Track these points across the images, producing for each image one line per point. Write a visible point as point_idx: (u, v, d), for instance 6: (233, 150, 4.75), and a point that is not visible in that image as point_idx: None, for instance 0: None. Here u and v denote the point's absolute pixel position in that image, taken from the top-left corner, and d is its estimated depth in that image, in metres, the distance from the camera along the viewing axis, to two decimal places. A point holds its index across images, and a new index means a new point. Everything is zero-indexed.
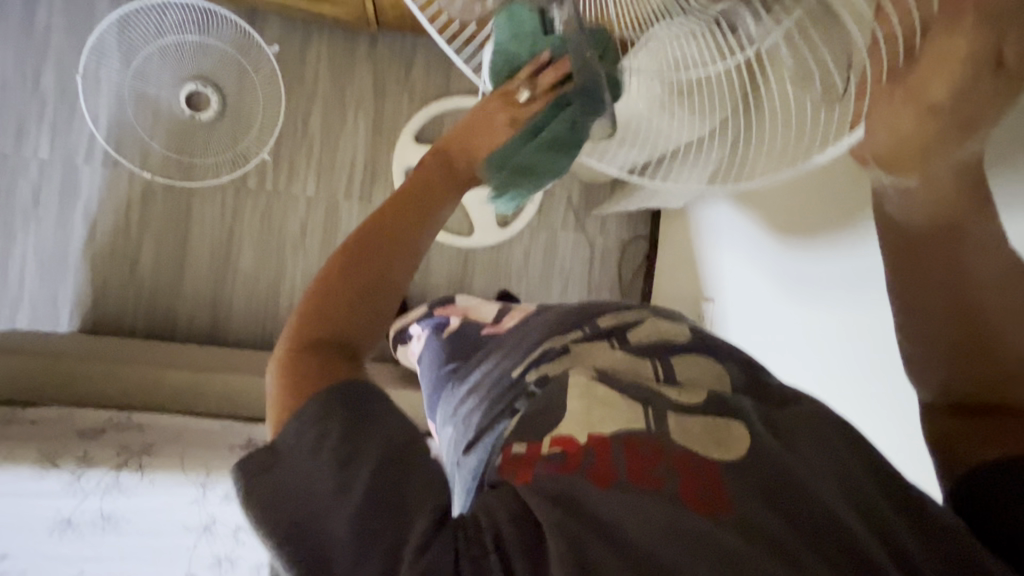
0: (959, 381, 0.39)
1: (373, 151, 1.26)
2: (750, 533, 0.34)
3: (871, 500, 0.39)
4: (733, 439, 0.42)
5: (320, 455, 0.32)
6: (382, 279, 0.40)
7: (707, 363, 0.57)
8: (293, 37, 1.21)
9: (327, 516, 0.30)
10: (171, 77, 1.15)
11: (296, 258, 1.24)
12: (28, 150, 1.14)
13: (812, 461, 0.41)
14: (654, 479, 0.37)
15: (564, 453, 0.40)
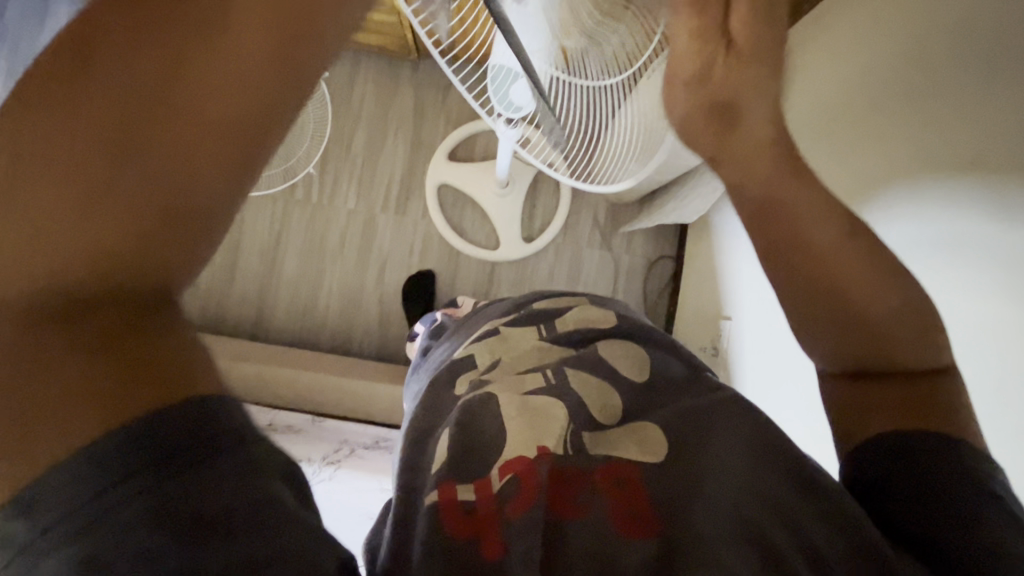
0: (838, 341, 0.47)
1: (409, 169, 1.35)
2: (680, 534, 0.40)
3: (784, 503, 0.42)
4: (650, 444, 0.47)
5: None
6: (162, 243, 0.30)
7: (632, 348, 0.62)
8: (344, 64, 1.34)
9: None
10: None
11: (334, 265, 1.33)
12: None
13: (724, 452, 0.46)
14: (580, 505, 0.43)
15: (518, 479, 0.44)
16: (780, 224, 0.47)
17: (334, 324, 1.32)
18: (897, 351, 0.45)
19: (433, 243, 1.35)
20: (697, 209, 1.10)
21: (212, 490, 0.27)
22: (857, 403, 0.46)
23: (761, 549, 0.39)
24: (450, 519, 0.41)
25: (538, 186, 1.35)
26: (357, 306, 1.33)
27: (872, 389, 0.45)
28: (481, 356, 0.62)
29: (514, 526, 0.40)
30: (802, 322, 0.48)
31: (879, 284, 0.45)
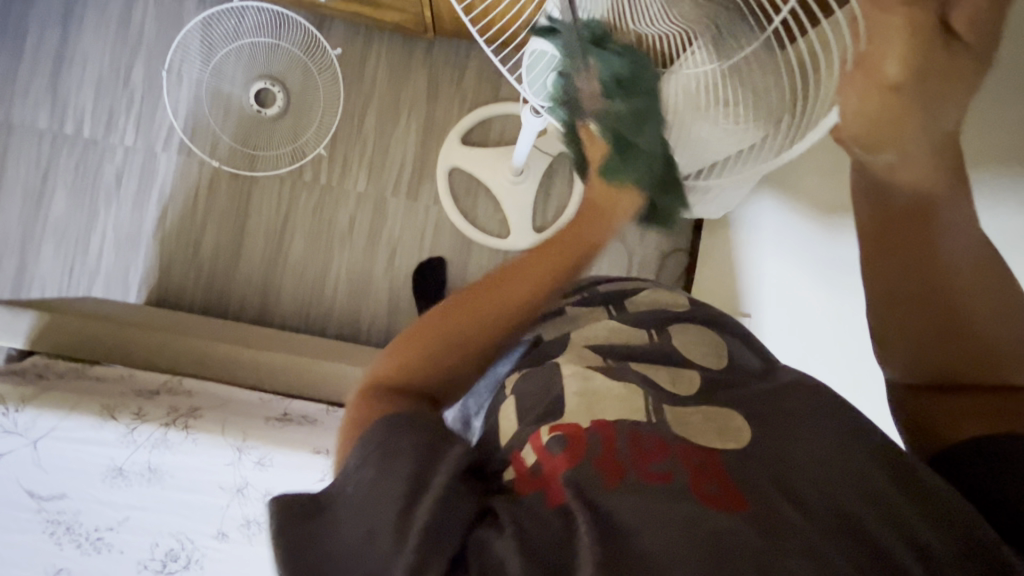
0: (936, 354, 0.48)
1: (422, 152, 1.31)
2: (771, 522, 0.38)
3: (888, 499, 0.41)
4: (733, 431, 0.46)
5: (360, 478, 0.40)
6: (458, 369, 0.52)
7: (702, 333, 0.64)
8: (355, 42, 1.30)
9: (347, 515, 0.38)
10: (244, 76, 1.26)
11: (342, 250, 1.30)
12: (116, 138, 1.25)
13: (815, 443, 0.45)
14: (664, 470, 0.42)
15: (568, 437, 0.44)
16: (908, 226, 0.46)
17: (341, 309, 1.30)
18: (1002, 369, 0.45)
19: (445, 229, 1.32)
20: (725, 206, 1.08)
21: (416, 433, 0.41)
22: (949, 410, 0.48)
23: (868, 544, 0.38)
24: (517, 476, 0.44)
25: (554, 174, 1.33)
26: (366, 292, 1.30)
27: (970, 398, 0.47)
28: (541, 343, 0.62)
29: (583, 482, 0.41)
30: (897, 328, 0.50)
31: (1000, 301, 0.45)
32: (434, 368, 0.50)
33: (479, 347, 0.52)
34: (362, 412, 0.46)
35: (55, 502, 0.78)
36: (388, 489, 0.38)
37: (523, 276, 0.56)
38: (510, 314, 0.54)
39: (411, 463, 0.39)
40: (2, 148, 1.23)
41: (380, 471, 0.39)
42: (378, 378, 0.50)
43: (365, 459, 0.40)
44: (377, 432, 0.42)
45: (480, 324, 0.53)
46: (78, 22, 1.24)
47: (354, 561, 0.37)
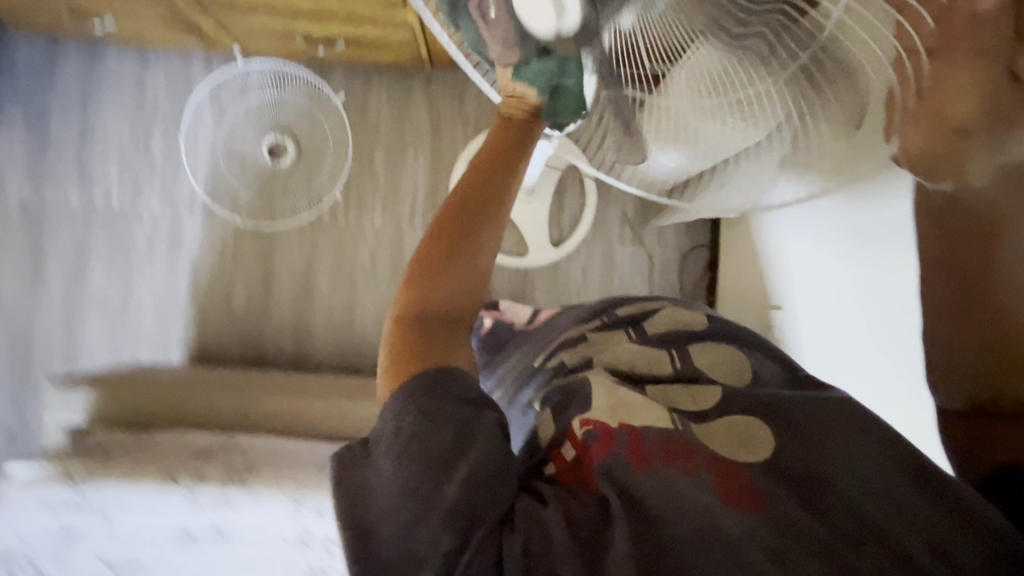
0: (977, 380, 0.49)
1: (433, 182, 1.34)
2: (789, 526, 0.40)
3: (909, 500, 0.42)
4: (757, 438, 0.46)
5: (402, 444, 0.40)
6: (464, 272, 0.47)
7: (728, 350, 0.62)
8: (356, 84, 1.33)
9: (394, 484, 0.39)
10: (256, 131, 1.31)
11: (367, 286, 1.32)
12: (142, 206, 1.31)
13: (842, 443, 0.45)
14: (688, 468, 0.43)
15: (598, 430, 0.45)
16: (961, 247, 0.47)
17: (373, 345, 1.32)
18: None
19: None
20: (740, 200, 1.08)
21: (451, 388, 0.42)
22: (983, 435, 0.48)
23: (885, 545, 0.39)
24: (558, 470, 0.46)
25: (564, 187, 1.34)
26: None
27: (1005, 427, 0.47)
28: (552, 376, 0.62)
29: (611, 478, 0.42)
30: (946, 350, 0.50)
31: None
32: (444, 282, 0.47)
33: (480, 246, 0.48)
34: (393, 363, 0.44)
35: (129, 569, 0.81)
36: (431, 457, 0.39)
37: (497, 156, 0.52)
38: (497, 195, 0.50)
39: (458, 440, 0.40)
40: (38, 228, 1.29)
41: (418, 439, 0.40)
42: (397, 314, 0.46)
43: (405, 419, 0.41)
44: (419, 386, 0.42)
45: (467, 215, 0.48)
46: (96, 102, 1.31)
47: (411, 523, 0.38)
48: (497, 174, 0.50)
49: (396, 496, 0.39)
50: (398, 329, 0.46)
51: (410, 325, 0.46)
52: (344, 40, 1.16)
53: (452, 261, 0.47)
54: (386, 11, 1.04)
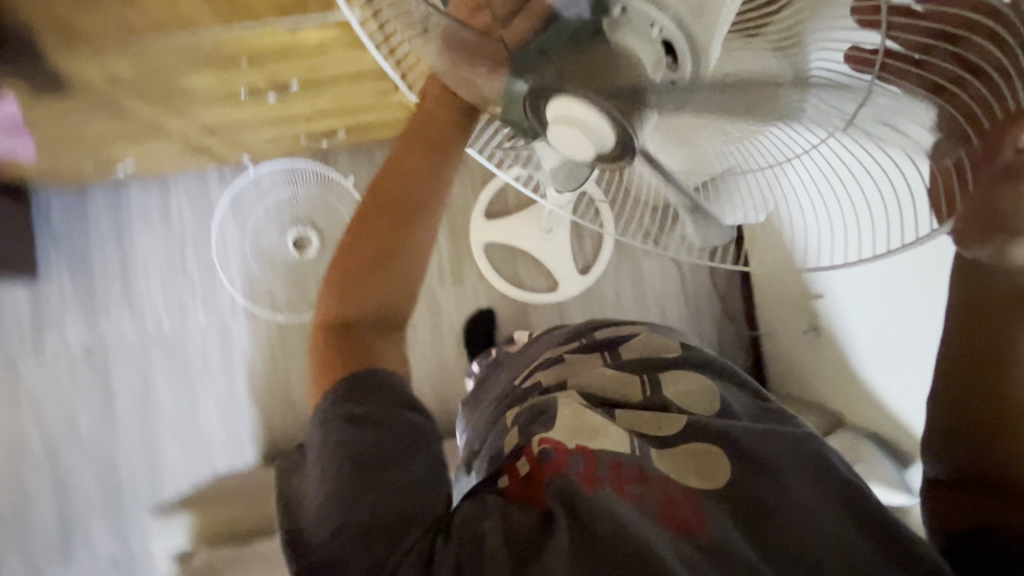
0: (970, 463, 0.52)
1: (453, 239, 1.37)
2: (722, 548, 0.48)
3: (835, 511, 0.52)
4: (713, 469, 0.54)
5: (325, 458, 0.51)
6: (372, 282, 0.59)
7: (698, 381, 0.68)
8: (362, 163, 1.38)
9: (322, 486, 0.50)
10: (279, 231, 1.37)
11: (413, 352, 1.36)
12: (191, 322, 1.37)
13: (785, 473, 0.54)
14: (637, 494, 0.51)
15: (554, 450, 0.54)
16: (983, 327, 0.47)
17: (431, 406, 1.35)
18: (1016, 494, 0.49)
19: (498, 301, 1.37)
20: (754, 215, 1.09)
21: (378, 413, 0.53)
22: (959, 511, 0.53)
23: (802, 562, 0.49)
24: (507, 483, 0.54)
25: None
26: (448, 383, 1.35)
27: (986, 509, 0.51)
28: (536, 389, 0.71)
29: (558, 492, 0.50)
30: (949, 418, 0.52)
31: None
32: (356, 291, 0.59)
33: (395, 268, 0.60)
34: (323, 362, 0.57)
35: None
36: (354, 472, 0.50)
37: (395, 171, 0.61)
38: (397, 220, 0.60)
39: (391, 471, 0.50)
40: (104, 365, 1.36)
41: (342, 458, 0.50)
42: (325, 315, 0.60)
43: (326, 437, 0.52)
44: (347, 390, 0.54)
45: (372, 234, 0.60)
46: (129, 235, 1.38)
47: (328, 518, 0.48)
48: (403, 195, 0.60)
49: (319, 485, 0.51)
50: (324, 327, 0.59)
51: (331, 328, 0.59)
52: (343, 129, 1.21)
53: (367, 270, 0.59)
54: (381, 99, 1.09)
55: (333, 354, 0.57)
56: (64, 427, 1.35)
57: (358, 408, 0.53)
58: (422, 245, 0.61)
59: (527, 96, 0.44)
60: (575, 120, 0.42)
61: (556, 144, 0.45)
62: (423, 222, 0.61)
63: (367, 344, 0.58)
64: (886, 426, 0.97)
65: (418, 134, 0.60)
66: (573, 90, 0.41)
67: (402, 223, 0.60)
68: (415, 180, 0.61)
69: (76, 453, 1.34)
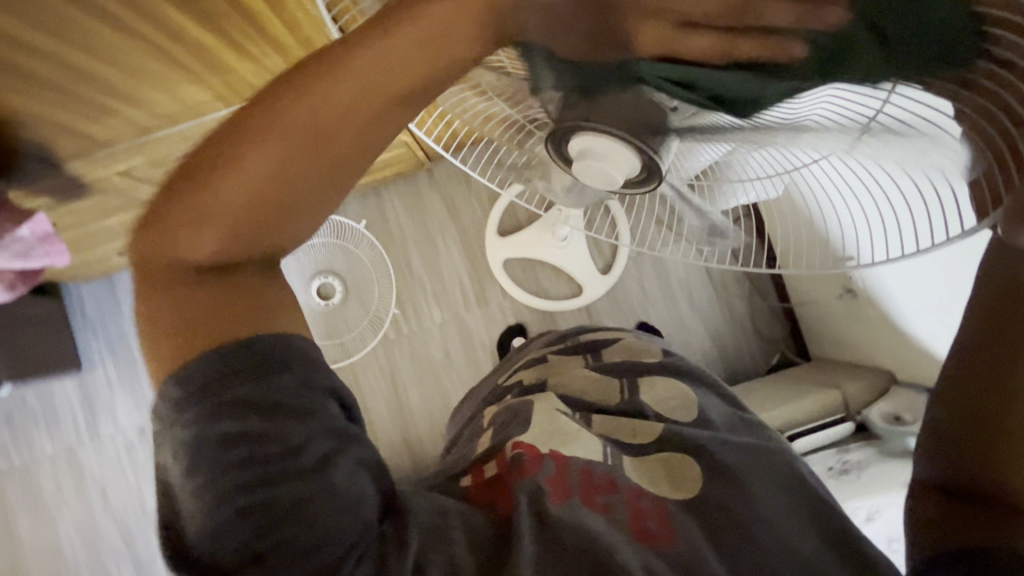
0: (965, 466, 0.49)
1: (471, 262, 1.39)
2: (688, 557, 0.47)
3: (791, 510, 0.53)
4: (686, 478, 0.55)
5: (214, 449, 0.38)
6: (255, 228, 0.43)
7: (674, 385, 0.70)
8: (370, 205, 1.40)
9: (208, 471, 0.38)
10: (301, 282, 1.36)
11: (452, 378, 1.38)
12: None
13: (753, 475, 0.56)
14: (606, 503, 0.50)
15: (528, 455, 0.53)
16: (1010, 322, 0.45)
17: None
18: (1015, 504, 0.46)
19: (525, 315, 1.38)
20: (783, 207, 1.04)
21: (300, 422, 0.39)
22: (952, 517, 0.50)
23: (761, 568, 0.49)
24: (473, 486, 0.53)
25: None
26: None
27: (986, 519, 0.48)
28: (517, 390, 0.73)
29: (523, 493, 0.48)
30: (950, 418, 0.50)
31: None
32: (231, 236, 0.43)
33: (290, 223, 0.44)
34: (178, 315, 0.41)
35: None
36: (252, 475, 0.38)
37: (332, 83, 0.40)
38: (306, 157, 0.42)
39: (302, 480, 0.38)
40: None
41: (238, 444, 0.38)
42: (184, 253, 0.43)
43: (217, 415, 0.38)
44: (225, 378, 0.39)
45: (267, 168, 0.41)
46: None
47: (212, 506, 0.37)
48: (311, 128, 0.41)
49: (204, 507, 0.38)
50: (163, 257, 0.43)
51: (176, 270, 0.43)
52: None
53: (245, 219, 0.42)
54: None
55: (189, 316, 0.41)
56: (133, 508, 1.39)
57: (271, 404, 0.39)
58: (336, 193, 0.45)
59: (550, 137, 0.47)
60: (594, 153, 0.45)
61: (582, 179, 0.48)
62: (343, 165, 0.43)
63: (237, 309, 0.42)
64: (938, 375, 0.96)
65: (377, 50, 0.39)
66: (589, 127, 0.43)
67: (315, 161, 0.42)
68: (351, 118, 0.41)
69: (148, 532, 1.38)
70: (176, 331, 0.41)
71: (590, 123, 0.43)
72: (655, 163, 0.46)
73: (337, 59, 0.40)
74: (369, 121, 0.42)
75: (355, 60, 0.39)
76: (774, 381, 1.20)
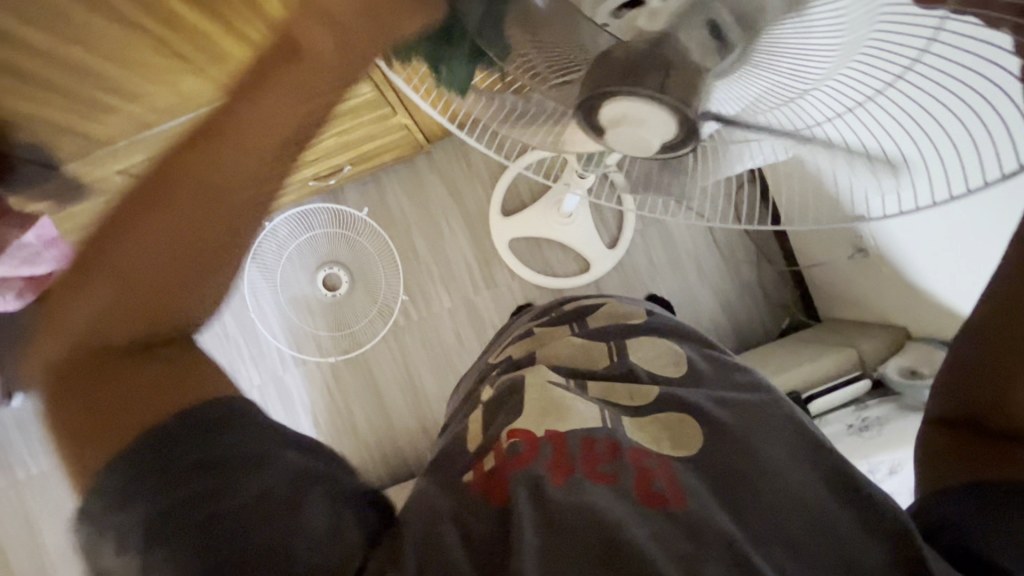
0: (975, 400, 0.47)
1: (477, 243, 1.38)
2: (701, 527, 0.43)
3: (808, 480, 0.48)
4: (686, 441, 0.53)
5: (155, 511, 0.34)
6: (179, 283, 0.39)
7: (662, 344, 0.70)
8: (371, 192, 1.38)
9: (146, 541, 0.34)
10: (306, 275, 1.38)
11: (464, 361, 1.38)
12: (246, 384, 1.38)
13: (763, 441, 0.52)
14: (608, 474, 0.48)
15: (526, 441, 0.51)
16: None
17: None
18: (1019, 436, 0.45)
19: (533, 294, 1.37)
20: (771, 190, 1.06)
21: (247, 481, 0.36)
22: (957, 453, 0.47)
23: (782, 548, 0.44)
24: (472, 478, 0.49)
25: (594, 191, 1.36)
26: None
27: (993, 455, 0.45)
28: (507, 365, 0.73)
29: (521, 477, 0.46)
30: (966, 347, 0.48)
31: None
32: (150, 297, 0.38)
33: (217, 277, 0.40)
34: (90, 409, 0.36)
35: None
36: (202, 530, 0.34)
37: (241, 115, 0.38)
38: (224, 204, 0.39)
39: (254, 531, 0.35)
40: None
41: (178, 509, 0.35)
42: (92, 339, 0.37)
43: (155, 482, 0.35)
44: (157, 451, 0.35)
45: (187, 225, 0.38)
46: None
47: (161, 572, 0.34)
48: (229, 169, 0.39)
49: (122, 549, 0.34)
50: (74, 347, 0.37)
51: (91, 352, 0.37)
52: (349, 163, 1.21)
53: (147, 293, 0.38)
54: (381, 125, 1.08)
55: (114, 397, 0.37)
56: None
57: (211, 458, 0.36)
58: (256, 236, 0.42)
59: (578, 109, 0.43)
60: (629, 119, 0.41)
61: (617, 147, 0.44)
62: (256, 196, 0.40)
63: (162, 378, 0.38)
64: (951, 327, 0.97)
65: (278, 73, 0.39)
66: (630, 91, 0.39)
67: (235, 207, 0.39)
68: (271, 153, 0.40)
69: None
70: (93, 425, 0.36)
71: (633, 86, 0.39)
72: (695, 129, 0.42)
73: (241, 93, 0.39)
74: (287, 158, 0.41)
75: (259, 96, 0.39)
76: (786, 343, 1.21)
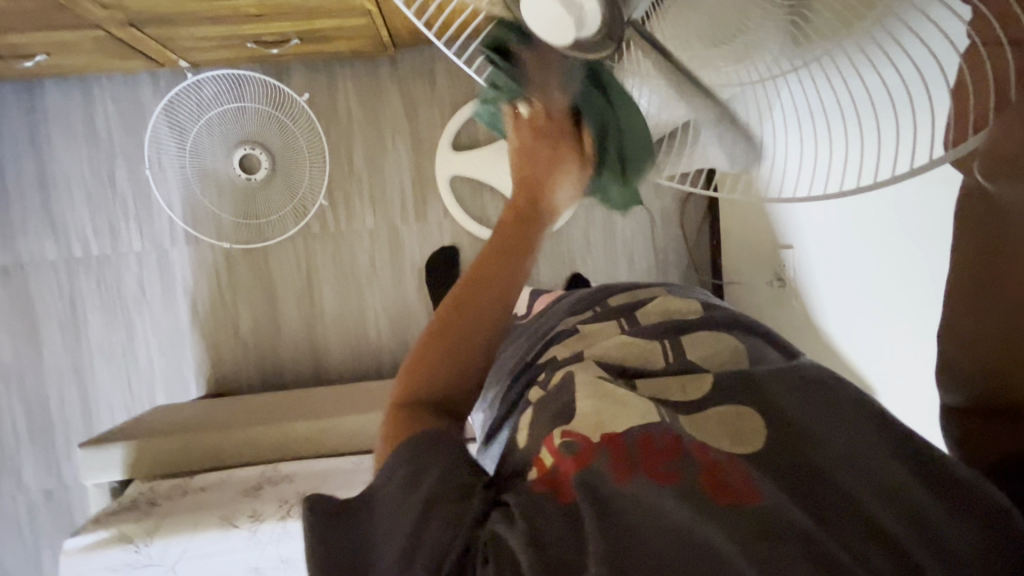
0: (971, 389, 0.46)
1: (418, 170, 1.29)
2: (772, 521, 0.38)
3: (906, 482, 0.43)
4: (745, 435, 0.47)
5: (409, 492, 0.42)
6: (454, 345, 0.50)
7: (725, 340, 0.65)
8: (319, 82, 1.26)
9: (390, 526, 0.42)
10: (222, 148, 1.24)
11: (373, 288, 1.29)
12: (125, 246, 1.25)
13: (821, 431, 0.47)
14: (674, 470, 0.41)
15: (578, 443, 0.44)
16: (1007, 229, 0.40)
17: (390, 344, 1.30)
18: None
19: (463, 239, 1.31)
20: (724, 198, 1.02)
21: (455, 469, 0.43)
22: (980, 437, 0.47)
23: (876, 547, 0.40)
24: (537, 476, 0.44)
25: None
26: (408, 319, 1.30)
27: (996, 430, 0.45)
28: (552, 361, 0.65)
29: (589, 484, 0.41)
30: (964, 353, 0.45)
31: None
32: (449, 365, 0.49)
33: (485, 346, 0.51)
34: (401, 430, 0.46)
35: None
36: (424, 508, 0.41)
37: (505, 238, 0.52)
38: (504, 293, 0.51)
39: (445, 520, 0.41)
40: (24, 288, 1.23)
41: (411, 485, 0.43)
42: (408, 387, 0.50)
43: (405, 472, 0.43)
44: (413, 451, 0.44)
45: (479, 307, 0.50)
46: (47, 143, 1.22)
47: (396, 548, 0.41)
48: (498, 266, 0.52)
49: (372, 509, 0.43)
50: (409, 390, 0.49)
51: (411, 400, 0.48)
52: (297, 38, 1.08)
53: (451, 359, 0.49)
54: (339, 2, 0.96)
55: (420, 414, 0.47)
56: None
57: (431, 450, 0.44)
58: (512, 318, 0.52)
59: None
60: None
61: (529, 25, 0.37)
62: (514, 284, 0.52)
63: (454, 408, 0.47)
64: None
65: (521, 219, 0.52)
66: None
67: (500, 291, 0.51)
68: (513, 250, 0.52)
69: None
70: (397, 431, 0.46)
71: None
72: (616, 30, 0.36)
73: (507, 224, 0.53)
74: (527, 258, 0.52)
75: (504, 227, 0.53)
76: None
